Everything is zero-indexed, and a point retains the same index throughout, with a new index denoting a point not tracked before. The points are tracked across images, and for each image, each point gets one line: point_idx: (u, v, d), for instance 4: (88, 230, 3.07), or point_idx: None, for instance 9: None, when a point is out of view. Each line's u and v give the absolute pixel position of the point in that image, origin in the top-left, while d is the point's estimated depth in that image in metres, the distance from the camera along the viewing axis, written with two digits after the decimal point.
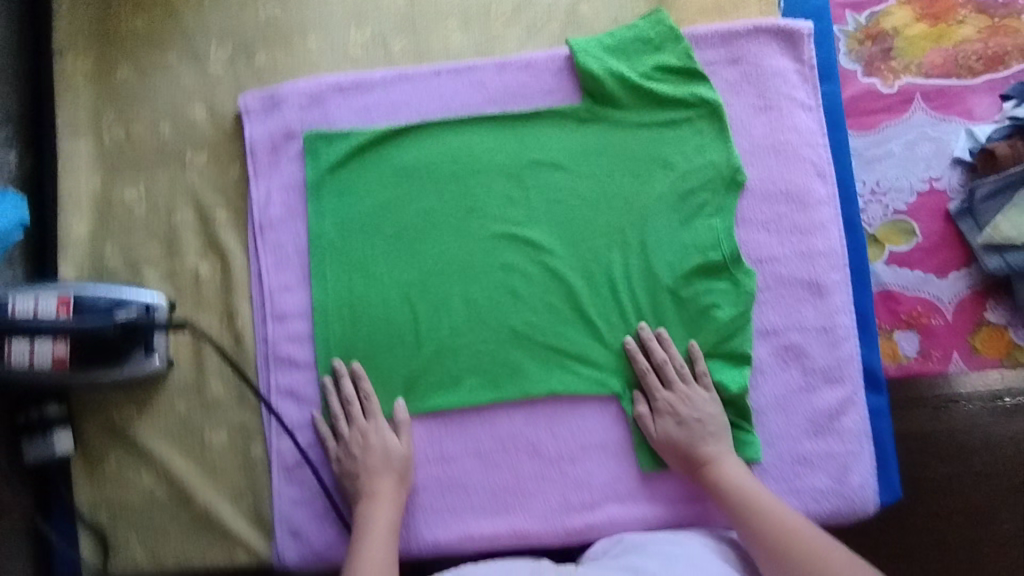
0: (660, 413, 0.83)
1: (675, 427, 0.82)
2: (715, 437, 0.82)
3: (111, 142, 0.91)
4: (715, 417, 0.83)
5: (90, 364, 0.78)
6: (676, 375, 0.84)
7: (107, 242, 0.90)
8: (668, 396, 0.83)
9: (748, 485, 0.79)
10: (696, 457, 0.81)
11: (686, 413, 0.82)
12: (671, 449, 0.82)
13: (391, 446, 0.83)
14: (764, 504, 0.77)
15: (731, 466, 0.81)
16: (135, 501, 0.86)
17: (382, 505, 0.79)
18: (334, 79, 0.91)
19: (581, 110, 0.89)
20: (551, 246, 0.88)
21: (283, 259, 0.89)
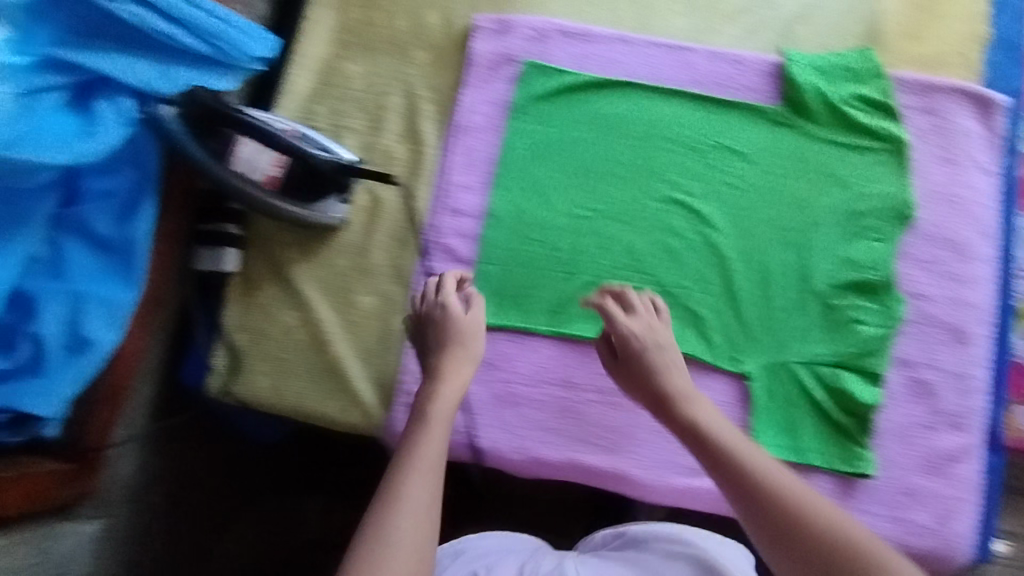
0: (626, 342, 0.80)
1: (640, 359, 0.79)
2: (683, 377, 0.78)
3: (350, 22, 1.00)
4: (676, 354, 0.80)
5: (291, 190, 0.87)
6: (642, 307, 0.82)
7: (321, 103, 0.98)
8: (634, 322, 0.81)
9: (723, 428, 0.72)
10: (665, 396, 0.76)
11: (649, 344, 0.79)
12: (637, 378, 0.79)
13: (465, 330, 0.79)
14: (742, 449, 0.69)
15: (704, 408, 0.74)
16: (274, 334, 0.90)
17: (451, 381, 0.75)
18: (563, 23, 0.98)
19: (779, 114, 0.96)
20: (719, 223, 0.93)
21: (472, 162, 0.95)
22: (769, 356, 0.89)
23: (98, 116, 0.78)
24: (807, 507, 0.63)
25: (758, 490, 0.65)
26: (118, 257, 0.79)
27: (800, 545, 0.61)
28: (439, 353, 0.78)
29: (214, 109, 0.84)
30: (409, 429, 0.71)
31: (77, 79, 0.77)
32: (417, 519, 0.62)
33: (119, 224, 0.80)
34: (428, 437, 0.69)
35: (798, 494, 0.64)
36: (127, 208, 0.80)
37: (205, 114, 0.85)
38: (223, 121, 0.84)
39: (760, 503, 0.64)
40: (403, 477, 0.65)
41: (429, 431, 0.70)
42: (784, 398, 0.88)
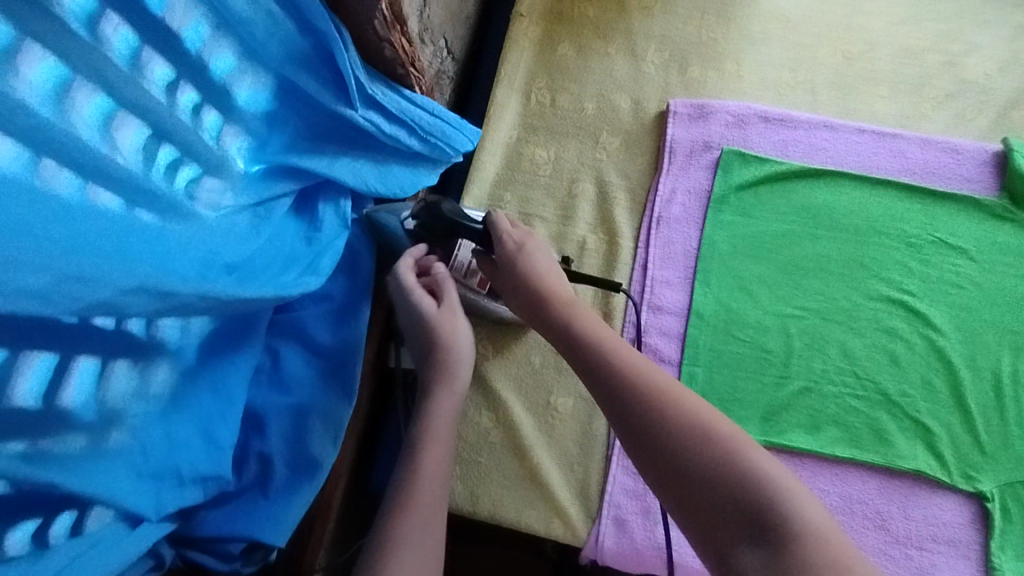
0: (515, 258, 0.72)
1: (522, 271, 0.70)
2: (558, 280, 0.70)
3: (537, 105, 0.98)
4: (550, 264, 0.72)
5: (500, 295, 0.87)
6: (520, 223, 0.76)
7: (508, 190, 0.95)
8: (523, 239, 0.74)
9: (602, 332, 0.65)
10: (531, 299, 0.69)
11: (532, 258, 0.71)
12: (511, 288, 0.71)
13: (438, 326, 0.73)
14: (614, 352, 0.62)
15: (580, 309, 0.67)
16: (469, 437, 0.86)
17: (442, 395, 0.70)
18: (762, 108, 0.94)
19: (999, 207, 0.89)
20: (942, 326, 0.86)
21: (670, 255, 0.91)
22: (1006, 473, 0.81)
23: (321, 221, 0.77)
24: (693, 422, 0.55)
25: (612, 388, 0.59)
26: (335, 365, 0.76)
27: (651, 445, 0.55)
28: (426, 364, 0.73)
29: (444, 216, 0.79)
30: (402, 456, 0.66)
31: (302, 184, 0.75)
32: (419, 556, 0.60)
33: (336, 330, 0.77)
34: (425, 469, 0.65)
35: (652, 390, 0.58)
36: (345, 313, 0.78)
37: (434, 220, 0.80)
38: (451, 227, 0.79)
39: (624, 403, 0.58)
40: (393, 516, 0.62)
41: (427, 457, 0.66)
42: None
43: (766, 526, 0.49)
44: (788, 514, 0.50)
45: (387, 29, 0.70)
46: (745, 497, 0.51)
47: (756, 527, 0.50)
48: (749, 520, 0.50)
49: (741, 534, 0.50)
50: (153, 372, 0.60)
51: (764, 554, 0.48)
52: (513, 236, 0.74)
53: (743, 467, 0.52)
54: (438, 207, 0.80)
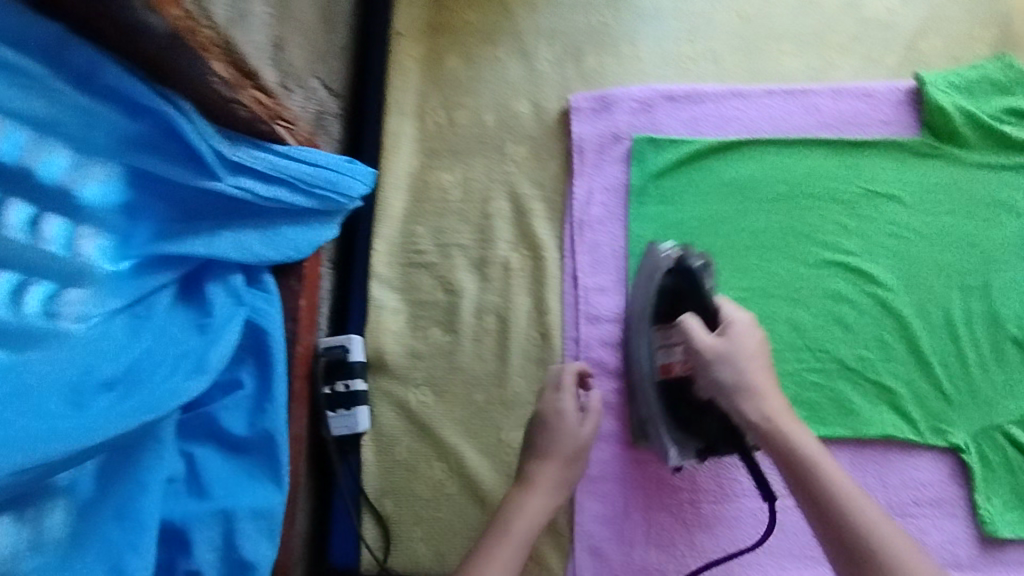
0: (732, 343, 0.70)
1: (733, 368, 0.69)
2: (771, 387, 0.70)
3: (434, 127, 0.92)
4: (761, 359, 0.70)
5: (671, 403, 0.75)
6: (742, 331, 0.70)
7: (421, 223, 0.89)
8: (748, 328, 0.71)
9: (824, 457, 0.67)
10: (739, 407, 0.69)
11: (740, 354, 0.69)
12: (706, 372, 0.70)
13: (564, 429, 0.75)
14: (841, 488, 0.65)
15: (798, 429, 0.68)
16: (424, 493, 0.82)
17: (538, 494, 0.73)
18: (666, 87, 0.89)
19: (923, 144, 0.85)
20: (887, 280, 0.82)
21: (599, 259, 0.86)
22: (976, 420, 0.78)
23: (212, 305, 0.70)
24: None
25: (841, 527, 0.63)
26: (259, 457, 0.72)
27: None
28: (537, 459, 0.75)
29: (695, 285, 0.73)
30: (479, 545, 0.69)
31: (184, 270, 0.70)
32: None
33: (252, 419, 0.72)
34: (494, 556, 0.67)
35: (876, 537, 0.62)
36: (259, 399, 0.72)
37: (682, 279, 0.75)
38: (692, 298, 0.74)
39: (849, 545, 0.62)
40: None
41: (501, 549, 0.68)
42: (1003, 464, 0.77)
43: None
44: None
45: (228, 88, 0.61)
46: None
47: None
48: None
49: None
50: (47, 518, 0.59)
51: None
52: (739, 325, 0.71)
53: None
54: (688, 262, 0.73)
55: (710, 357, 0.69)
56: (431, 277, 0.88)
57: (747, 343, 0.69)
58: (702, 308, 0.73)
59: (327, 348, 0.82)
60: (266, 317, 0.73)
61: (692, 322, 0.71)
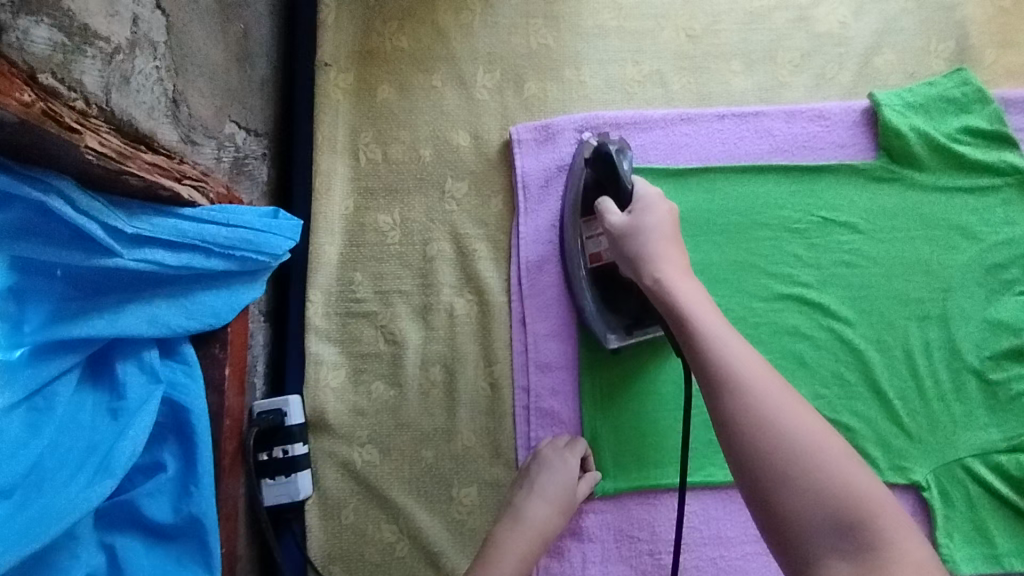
0: (638, 218, 0.71)
1: (637, 241, 0.70)
2: (673, 255, 0.70)
3: (368, 164, 0.86)
4: (668, 231, 0.71)
5: (603, 285, 0.78)
6: (650, 204, 0.72)
7: (358, 269, 0.84)
8: (659, 204, 0.72)
9: (707, 311, 0.65)
10: (637, 271, 0.70)
11: (646, 227, 0.71)
12: (619, 246, 0.71)
13: (548, 467, 0.74)
14: (713, 331, 0.62)
15: (687, 286, 0.67)
16: (374, 557, 0.78)
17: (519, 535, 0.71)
18: (612, 114, 0.84)
19: (878, 168, 0.82)
20: (845, 313, 0.80)
21: (548, 302, 0.82)
22: (937, 456, 0.76)
23: (125, 386, 0.64)
24: (774, 411, 0.57)
25: (708, 367, 0.61)
26: (187, 543, 0.67)
27: (751, 447, 0.57)
28: (531, 498, 0.73)
29: (609, 170, 0.74)
30: None
31: (89, 350, 0.62)
32: None
33: (177, 504, 0.66)
34: None
35: (742, 376, 0.59)
36: (183, 481, 0.67)
37: (600, 166, 0.75)
38: (612, 185, 0.75)
39: (713, 382, 0.60)
40: None
41: None
42: (963, 500, 0.75)
43: (848, 521, 0.52)
44: (867, 516, 0.52)
45: (109, 162, 0.55)
46: (821, 488, 0.54)
47: (836, 521, 0.52)
48: (831, 516, 0.53)
49: (828, 526, 0.52)
50: None
51: (837, 540, 0.52)
52: (648, 200, 0.72)
53: (818, 457, 0.55)
54: (605, 148, 0.74)
55: (619, 234, 0.71)
56: (372, 327, 0.83)
57: (653, 212, 0.71)
58: (620, 187, 0.74)
59: (261, 412, 0.77)
60: (187, 394, 0.68)
61: (606, 203, 0.74)
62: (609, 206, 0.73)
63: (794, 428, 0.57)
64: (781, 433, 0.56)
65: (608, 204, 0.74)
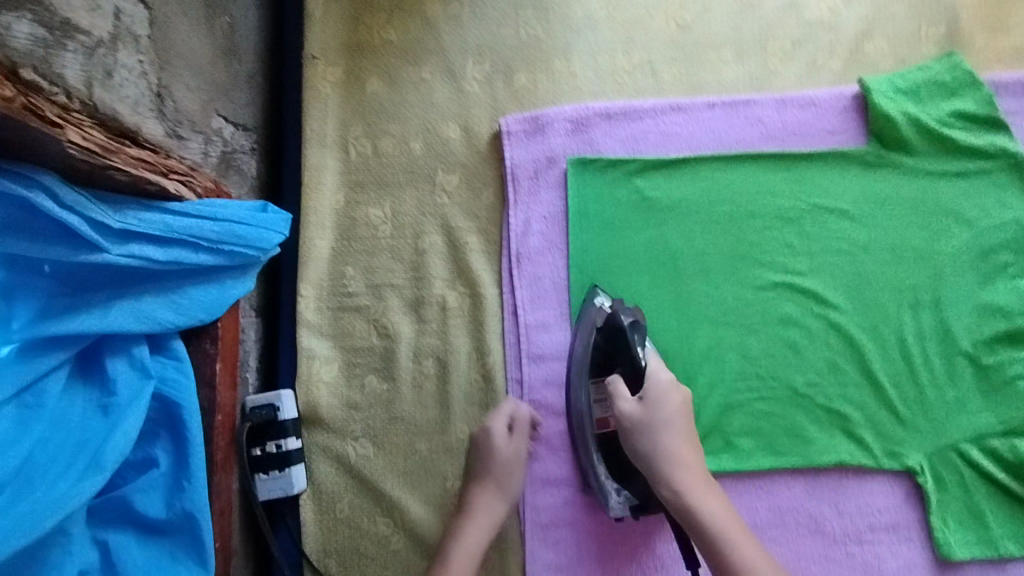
0: (650, 410, 0.70)
1: (647, 436, 0.69)
2: (688, 453, 0.70)
3: (358, 158, 0.86)
4: (679, 424, 0.70)
5: (611, 457, 0.74)
6: (662, 393, 0.70)
7: (350, 263, 0.84)
8: (671, 389, 0.71)
9: (730, 526, 0.66)
10: (649, 469, 0.69)
11: (657, 420, 0.70)
12: (632, 440, 0.70)
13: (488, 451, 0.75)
14: (718, 525, 0.66)
15: (707, 494, 0.68)
16: (369, 550, 0.78)
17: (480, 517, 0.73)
18: (602, 105, 0.84)
19: (870, 154, 0.82)
20: (837, 300, 0.79)
21: (540, 293, 0.81)
22: (931, 440, 0.76)
23: (114, 381, 0.64)
24: None
25: (722, 567, 0.64)
26: (180, 538, 0.66)
27: None
28: (473, 483, 0.75)
29: (620, 342, 0.71)
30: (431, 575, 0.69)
31: (79, 347, 0.62)
32: None
33: (170, 499, 0.66)
34: None
35: (747, 568, 0.64)
36: (176, 476, 0.67)
37: (612, 339, 0.73)
38: (621, 359, 0.72)
39: None
40: None
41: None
42: (958, 484, 0.75)
43: None
44: None
45: (92, 156, 0.54)
46: None
47: None
48: None
49: None
50: None
51: None
52: (660, 389, 0.71)
53: None
54: (619, 319, 0.71)
55: (629, 425, 0.70)
56: (364, 321, 0.83)
57: (667, 400, 0.70)
58: (629, 366, 0.72)
59: (254, 407, 0.77)
60: (178, 389, 0.68)
61: (618, 385, 0.71)
62: (620, 385, 0.71)
63: None
64: None
65: (620, 386, 0.71)
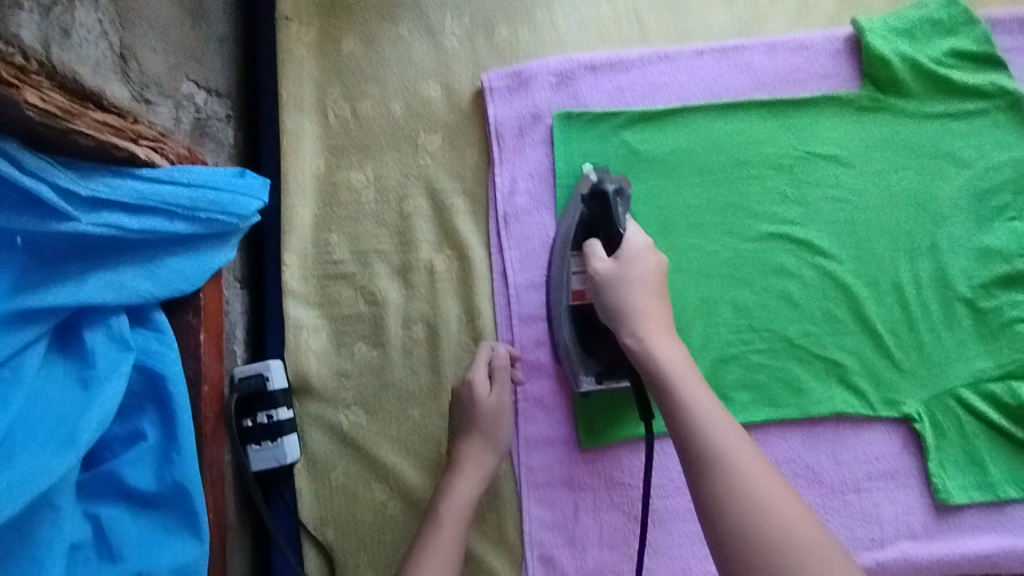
0: (623, 267, 0.68)
1: (618, 291, 0.67)
2: (657, 311, 0.67)
3: (338, 122, 0.84)
4: (654, 284, 0.68)
5: (583, 327, 0.74)
6: (637, 252, 0.68)
7: (333, 230, 0.82)
8: (647, 252, 0.69)
9: (690, 381, 0.62)
10: (616, 325, 0.67)
11: (631, 276, 0.67)
12: (603, 294, 0.68)
13: (471, 403, 0.74)
14: (677, 377, 0.62)
15: (670, 349, 0.65)
16: (366, 517, 0.78)
17: (467, 471, 0.72)
18: (587, 56, 0.81)
19: (864, 98, 0.79)
20: (832, 249, 0.78)
21: (529, 254, 0.80)
22: (928, 387, 0.75)
23: (94, 354, 0.62)
24: (725, 456, 0.57)
25: (675, 418, 0.61)
26: (172, 509, 0.66)
27: (699, 483, 0.57)
28: (461, 437, 0.74)
29: (605, 208, 0.70)
30: (422, 530, 0.69)
31: (57, 320, 0.60)
32: None
33: (159, 471, 0.65)
34: (439, 543, 0.67)
35: (698, 421, 0.59)
36: (165, 448, 0.66)
37: (596, 206, 0.71)
38: (604, 226, 0.71)
39: (679, 435, 0.60)
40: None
41: (444, 532, 0.68)
42: (956, 430, 0.75)
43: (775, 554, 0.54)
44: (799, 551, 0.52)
45: (53, 119, 0.52)
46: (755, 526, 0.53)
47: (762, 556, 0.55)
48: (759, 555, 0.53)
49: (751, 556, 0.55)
50: None
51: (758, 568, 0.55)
52: (638, 248, 0.69)
53: (755, 501, 0.54)
54: (603, 187, 0.70)
55: (601, 280, 0.68)
56: (351, 288, 0.81)
57: (641, 258, 0.68)
58: (613, 229, 0.70)
59: (242, 378, 0.76)
60: (161, 360, 0.67)
61: (596, 248, 0.70)
62: (598, 249, 0.70)
63: (742, 474, 0.56)
64: (730, 480, 0.56)
65: (597, 252, 0.70)
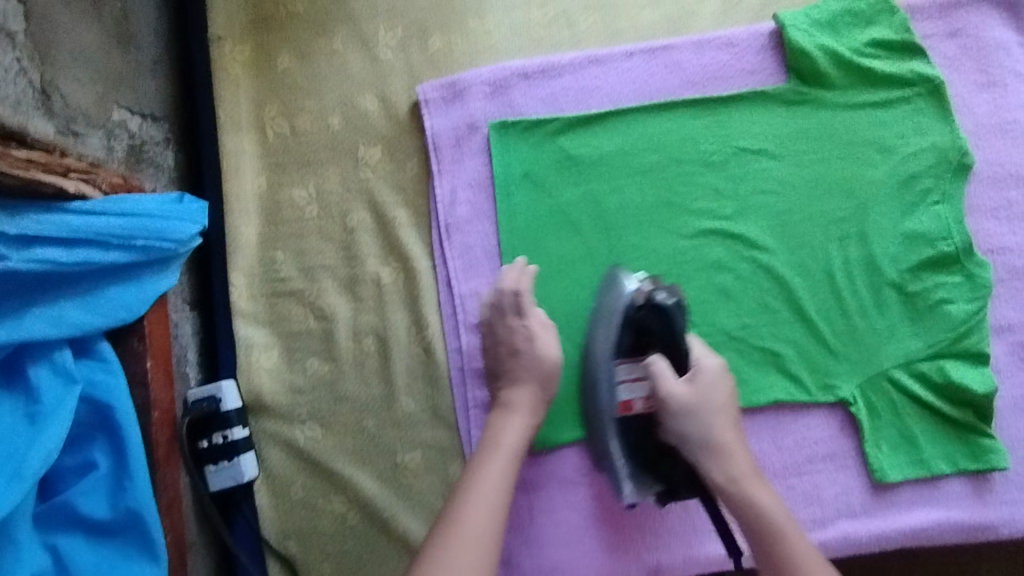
0: (700, 394, 0.70)
1: (695, 418, 0.69)
2: (739, 447, 0.70)
3: (277, 139, 0.84)
4: (727, 409, 0.70)
5: (637, 440, 0.74)
6: (710, 379, 0.70)
7: (279, 249, 0.83)
8: (720, 377, 0.71)
9: (789, 525, 0.65)
10: (700, 456, 0.69)
11: (707, 405, 0.69)
12: (684, 420, 0.69)
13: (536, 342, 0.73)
14: (779, 523, 0.65)
15: (762, 489, 0.67)
16: (328, 528, 0.80)
17: (519, 411, 0.70)
18: (519, 64, 0.82)
19: (789, 92, 0.81)
20: (765, 242, 0.80)
21: (472, 262, 0.81)
22: (862, 370, 0.78)
23: (38, 389, 0.63)
24: None
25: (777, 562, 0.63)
26: (131, 537, 0.67)
27: None
28: (511, 385, 0.72)
29: (666, 325, 0.70)
30: (475, 460, 0.67)
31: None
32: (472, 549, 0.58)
33: (114, 499, 0.66)
34: (489, 470, 0.65)
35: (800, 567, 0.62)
36: (117, 477, 0.67)
37: (653, 319, 0.71)
38: (661, 338, 0.71)
39: None
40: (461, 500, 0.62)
41: (493, 463, 0.66)
42: (889, 410, 0.78)
43: None
44: None
45: None
46: None
47: None
48: None
49: None
50: None
51: None
52: (708, 372, 0.71)
53: None
54: (661, 300, 0.69)
55: (676, 408, 0.69)
56: (300, 305, 0.82)
57: (720, 388, 0.70)
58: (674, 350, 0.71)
59: (194, 400, 0.77)
60: (107, 389, 0.68)
61: (660, 364, 0.70)
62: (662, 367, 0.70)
63: None
64: None
65: (663, 371, 0.70)
